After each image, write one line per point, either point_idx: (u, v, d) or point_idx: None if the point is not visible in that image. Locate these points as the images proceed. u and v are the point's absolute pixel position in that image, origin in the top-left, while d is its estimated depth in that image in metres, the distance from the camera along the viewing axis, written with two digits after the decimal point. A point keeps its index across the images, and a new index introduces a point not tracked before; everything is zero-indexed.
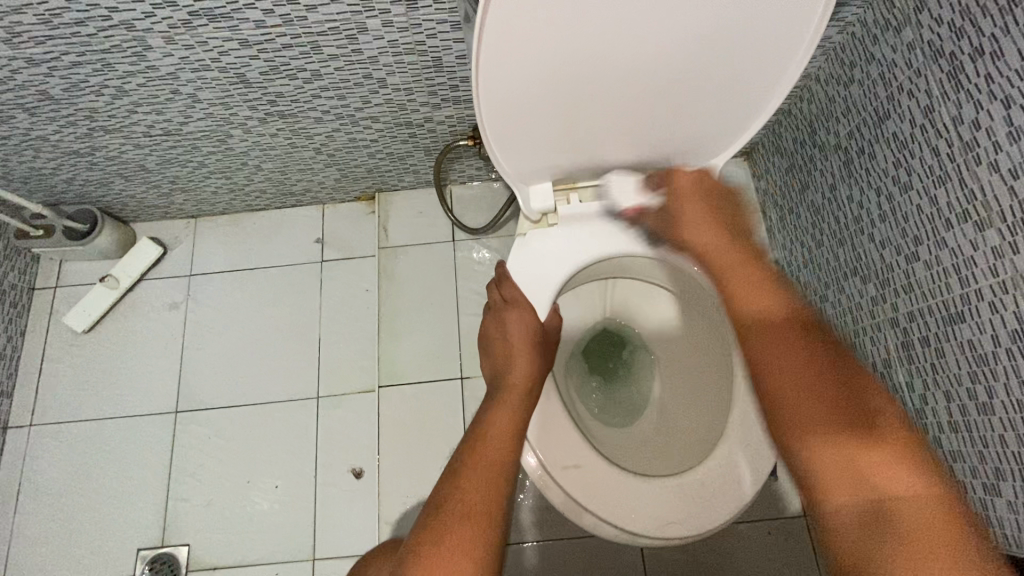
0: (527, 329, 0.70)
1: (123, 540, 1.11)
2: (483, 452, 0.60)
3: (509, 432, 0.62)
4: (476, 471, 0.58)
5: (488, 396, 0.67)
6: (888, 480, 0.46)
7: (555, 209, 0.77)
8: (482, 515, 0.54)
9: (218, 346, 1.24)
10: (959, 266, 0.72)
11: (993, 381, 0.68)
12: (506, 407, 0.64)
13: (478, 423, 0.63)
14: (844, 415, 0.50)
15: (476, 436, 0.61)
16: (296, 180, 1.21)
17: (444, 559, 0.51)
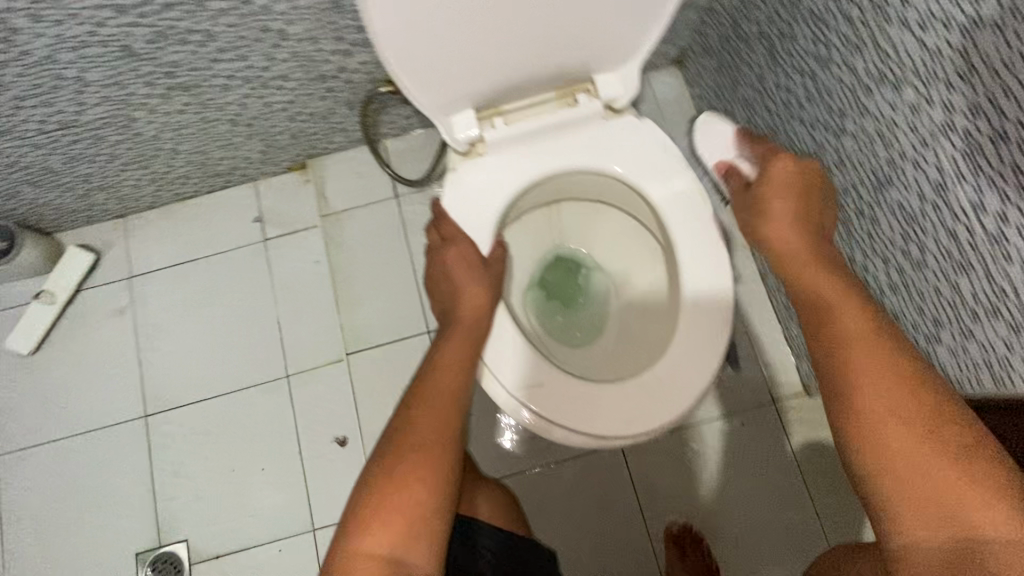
0: (469, 263, 0.70)
1: (120, 548, 1.11)
2: (432, 387, 0.64)
3: (458, 367, 0.66)
4: (426, 407, 0.63)
5: (439, 332, 0.70)
6: (967, 503, 0.50)
7: (481, 136, 0.74)
8: (433, 447, 0.60)
9: (176, 343, 1.21)
10: (883, 131, 0.73)
11: (923, 237, 0.71)
12: (455, 343, 0.67)
13: (428, 361, 0.67)
14: (928, 441, 0.54)
15: (427, 374, 0.66)
16: (219, 158, 1.15)
17: (396, 486, 0.57)
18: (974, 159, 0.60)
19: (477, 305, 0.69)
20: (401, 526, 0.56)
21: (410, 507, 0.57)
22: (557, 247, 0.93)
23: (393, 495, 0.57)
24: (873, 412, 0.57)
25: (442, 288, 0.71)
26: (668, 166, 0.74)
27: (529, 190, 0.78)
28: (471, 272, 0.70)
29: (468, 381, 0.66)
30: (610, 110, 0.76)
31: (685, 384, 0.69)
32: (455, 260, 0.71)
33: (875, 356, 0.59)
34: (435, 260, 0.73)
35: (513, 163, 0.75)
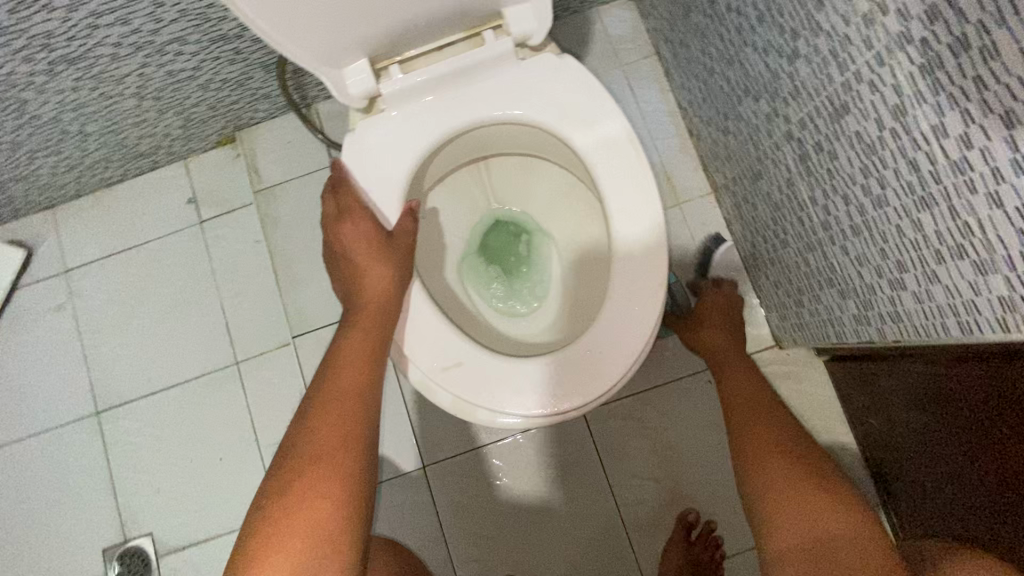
0: (369, 237, 0.65)
1: (86, 546, 1.10)
2: (338, 382, 0.60)
3: (367, 356, 0.61)
4: (334, 405, 0.58)
5: (345, 318, 0.65)
6: (828, 518, 0.64)
7: (379, 90, 0.66)
8: (337, 451, 0.55)
9: (119, 337, 1.16)
10: (836, 50, 0.63)
11: (884, 171, 0.62)
12: (362, 329, 0.62)
13: (334, 355, 0.62)
14: (806, 472, 0.69)
15: (332, 368, 0.61)
16: (136, 137, 1.07)
17: (294, 502, 0.52)
18: (933, 74, 0.51)
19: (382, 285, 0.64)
20: (303, 546, 0.50)
21: (311, 524, 0.51)
22: (495, 209, 0.85)
23: (292, 512, 0.51)
24: (779, 474, 0.70)
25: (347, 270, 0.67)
26: (590, 108, 0.66)
27: (443, 148, 0.70)
28: (374, 247, 0.65)
29: (373, 371, 0.61)
30: (525, 49, 0.67)
31: (619, 352, 0.63)
32: (355, 236, 0.65)
33: (778, 426, 0.77)
34: (336, 236, 0.67)
35: (419, 119, 0.67)
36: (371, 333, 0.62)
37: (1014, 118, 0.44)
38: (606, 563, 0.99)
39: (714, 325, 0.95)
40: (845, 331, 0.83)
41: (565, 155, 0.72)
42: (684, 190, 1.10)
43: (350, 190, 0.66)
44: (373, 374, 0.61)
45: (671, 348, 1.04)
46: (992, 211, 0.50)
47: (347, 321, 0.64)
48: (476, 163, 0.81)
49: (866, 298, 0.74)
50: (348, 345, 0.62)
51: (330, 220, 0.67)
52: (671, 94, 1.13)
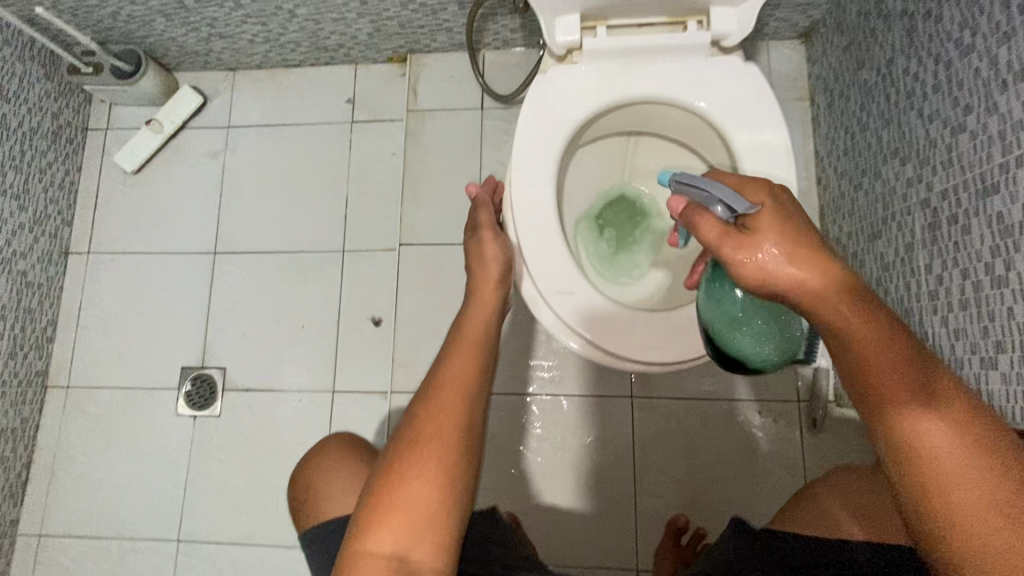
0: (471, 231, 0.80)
1: (170, 359, 1.25)
2: (449, 375, 0.63)
3: (469, 352, 0.65)
4: (445, 397, 0.61)
5: (461, 310, 0.70)
6: (965, 477, 0.43)
7: (580, 44, 0.74)
8: (440, 437, 0.59)
9: (253, 196, 1.30)
10: (1005, 133, 0.67)
11: (1013, 253, 0.66)
12: (472, 326, 0.67)
13: (442, 351, 0.66)
14: (931, 403, 0.44)
15: (439, 365, 0.64)
16: (329, 32, 1.20)
17: (400, 481, 0.57)
18: None
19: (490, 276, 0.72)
20: (404, 521, 0.55)
21: (411, 501, 0.56)
22: (625, 185, 0.93)
23: (396, 487, 0.57)
24: (940, 472, 0.43)
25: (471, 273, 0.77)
26: (758, 115, 0.72)
27: (611, 111, 0.78)
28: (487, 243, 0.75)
29: (476, 368, 0.64)
30: (716, 48, 0.74)
31: None
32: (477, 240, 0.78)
33: (877, 330, 0.46)
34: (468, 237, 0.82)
35: (603, 78, 0.75)
36: (477, 328, 0.67)
37: None
38: (604, 533, 1.05)
39: (762, 220, 0.49)
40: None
41: (715, 150, 0.79)
42: None
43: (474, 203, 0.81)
44: (477, 370, 0.64)
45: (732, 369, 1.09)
46: None
47: (459, 317, 0.70)
48: (628, 136, 0.88)
49: None
50: (459, 342, 0.66)
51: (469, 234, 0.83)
52: (812, 141, 1.16)
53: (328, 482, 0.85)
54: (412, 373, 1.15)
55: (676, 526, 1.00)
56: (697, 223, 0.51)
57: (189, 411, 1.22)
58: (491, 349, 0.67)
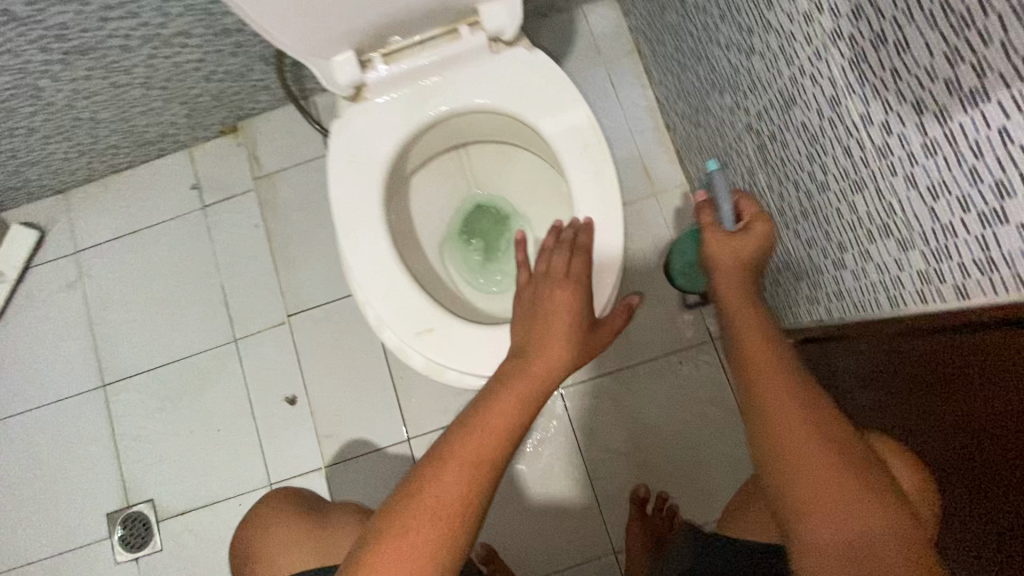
0: (573, 306, 0.62)
1: (92, 509, 1.17)
2: (471, 441, 0.55)
3: (511, 417, 0.57)
4: (451, 465, 0.53)
5: (503, 368, 0.61)
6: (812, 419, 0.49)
7: (364, 80, 0.72)
8: (458, 511, 0.52)
9: (125, 313, 1.23)
10: (784, 46, 0.68)
11: (825, 158, 0.68)
12: (516, 390, 0.58)
13: (486, 396, 0.58)
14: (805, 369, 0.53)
15: (475, 419, 0.56)
16: (145, 125, 1.13)
17: (403, 553, 0.49)
18: (861, 67, 0.56)
19: (565, 358, 0.61)
20: None
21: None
22: (475, 193, 0.91)
23: (400, 560, 0.49)
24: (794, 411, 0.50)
25: (534, 321, 0.62)
26: (557, 99, 0.72)
27: (421, 134, 0.76)
28: (577, 320, 0.62)
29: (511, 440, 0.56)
30: (500, 44, 0.73)
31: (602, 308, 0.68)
32: (573, 303, 0.63)
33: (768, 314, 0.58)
34: (553, 288, 0.63)
35: (398, 106, 0.73)
36: (525, 393, 0.58)
37: (923, 106, 0.50)
38: (576, 528, 1.05)
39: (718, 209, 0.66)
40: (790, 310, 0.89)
41: (534, 140, 0.78)
42: (660, 180, 1.15)
43: (587, 262, 0.65)
44: (513, 440, 0.56)
45: (646, 331, 1.10)
46: (909, 191, 0.56)
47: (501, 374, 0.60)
48: (455, 149, 0.87)
49: (815, 278, 0.79)
50: (496, 400, 0.57)
51: (541, 270, 0.65)
52: (651, 90, 1.18)
53: (263, 553, 0.74)
54: (341, 440, 1.11)
55: (640, 498, 1.01)
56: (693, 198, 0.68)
57: (128, 555, 1.14)
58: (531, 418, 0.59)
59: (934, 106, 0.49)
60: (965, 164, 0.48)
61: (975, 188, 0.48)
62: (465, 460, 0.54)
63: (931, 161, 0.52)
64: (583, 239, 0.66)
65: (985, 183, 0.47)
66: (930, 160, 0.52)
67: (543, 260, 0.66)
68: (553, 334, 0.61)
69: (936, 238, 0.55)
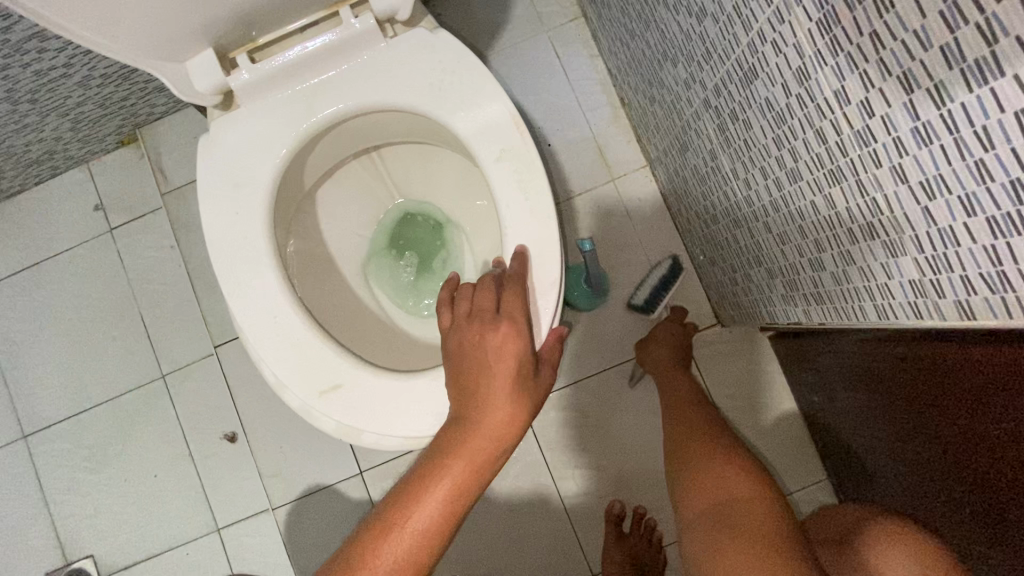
0: (512, 352, 0.50)
1: (28, 570, 1.07)
2: (389, 546, 0.44)
3: (444, 508, 0.46)
4: None
5: (437, 437, 0.49)
6: (704, 464, 0.67)
7: (228, 84, 0.59)
8: None
9: (38, 355, 1.10)
10: (738, 6, 0.55)
11: (794, 141, 0.56)
12: (450, 473, 0.46)
13: (413, 477, 0.47)
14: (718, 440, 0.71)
15: (397, 515, 0.45)
16: (24, 144, 0.98)
17: None
18: (831, 31, 0.44)
19: (508, 426, 0.48)
20: None
21: None
22: (403, 202, 0.78)
23: None
24: (701, 462, 0.68)
25: (465, 375, 0.50)
26: (468, 91, 0.59)
27: (312, 143, 0.63)
28: (512, 372, 0.49)
29: (445, 536, 0.46)
30: (394, 27, 0.60)
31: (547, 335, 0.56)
32: (504, 349, 0.50)
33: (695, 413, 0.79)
34: (488, 335, 0.50)
35: (276, 112, 0.60)
36: (464, 478, 0.47)
37: (914, 81, 0.38)
38: (549, 552, 0.98)
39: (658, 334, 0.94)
40: (764, 306, 0.80)
41: (450, 140, 0.66)
42: (618, 163, 1.02)
43: (518, 295, 0.53)
44: (446, 535, 0.46)
45: (611, 334, 1.00)
46: (897, 186, 0.45)
47: (433, 451, 0.48)
48: (369, 154, 0.74)
49: (790, 278, 0.68)
50: (422, 490, 0.46)
51: (465, 307, 0.53)
52: (601, 59, 1.04)
53: None
54: (287, 479, 1.01)
55: (614, 515, 0.93)
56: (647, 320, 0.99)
57: None
58: (472, 502, 0.48)
59: (929, 81, 0.37)
60: (969, 156, 0.37)
61: (984, 188, 0.37)
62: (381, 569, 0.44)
63: (923, 151, 0.40)
64: (514, 271, 0.55)
65: (996, 181, 0.36)
66: (923, 150, 0.40)
67: (464, 295, 0.54)
68: (486, 395, 0.49)
69: (932, 245, 0.44)
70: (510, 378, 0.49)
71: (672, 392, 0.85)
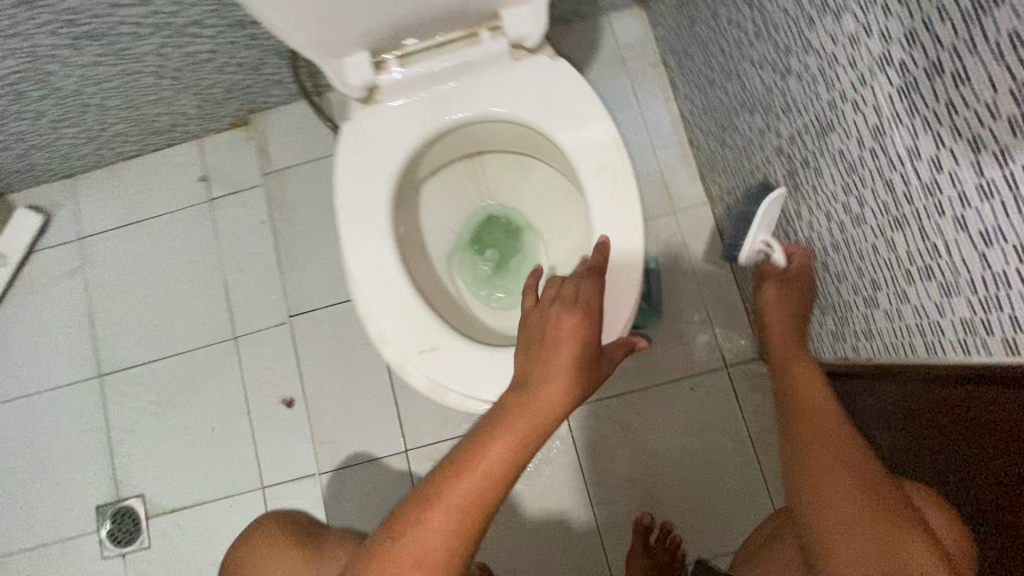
0: (582, 331, 0.57)
1: (82, 501, 1.15)
2: (460, 483, 0.51)
3: (509, 456, 0.52)
4: (437, 510, 0.50)
5: (506, 399, 0.56)
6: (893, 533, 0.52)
7: (378, 82, 0.69)
8: (441, 553, 0.49)
9: (125, 303, 1.20)
10: (824, 68, 0.63)
11: (862, 189, 0.63)
12: (516, 426, 0.53)
13: (483, 428, 0.54)
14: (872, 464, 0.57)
15: (467, 459, 0.52)
16: (154, 114, 1.11)
17: None
18: (910, 97, 0.52)
19: (568, 392, 0.55)
20: None
21: None
22: (489, 204, 0.87)
23: None
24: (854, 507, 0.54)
25: (537, 348, 0.57)
26: (579, 112, 0.68)
27: (435, 140, 0.73)
28: (576, 347, 0.56)
29: (506, 482, 0.52)
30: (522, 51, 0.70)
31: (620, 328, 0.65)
32: (574, 329, 0.57)
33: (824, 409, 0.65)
34: (563, 317, 0.57)
35: (412, 110, 0.70)
36: (526, 432, 0.53)
37: (981, 143, 0.45)
38: (572, 553, 1.02)
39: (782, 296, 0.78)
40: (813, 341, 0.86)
41: (552, 153, 0.75)
42: (681, 197, 1.11)
43: (592, 286, 0.60)
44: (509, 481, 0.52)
45: (657, 353, 1.06)
46: (958, 234, 0.51)
47: (497, 409, 0.55)
48: (471, 158, 0.84)
49: (843, 315, 0.75)
50: (491, 439, 0.53)
51: (548, 294, 0.60)
52: (675, 103, 1.13)
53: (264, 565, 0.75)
54: (335, 448, 1.08)
55: (643, 527, 0.97)
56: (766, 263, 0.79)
57: (115, 549, 1.12)
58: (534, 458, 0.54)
59: (994, 144, 0.44)
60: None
61: None
62: (453, 501, 0.50)
63: (984, 204, 0.47)
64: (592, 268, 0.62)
65: None
66: (984, 203, 0.47)
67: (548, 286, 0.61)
68: (550, 362, 0.55)
69: (985, 287, 0.50)
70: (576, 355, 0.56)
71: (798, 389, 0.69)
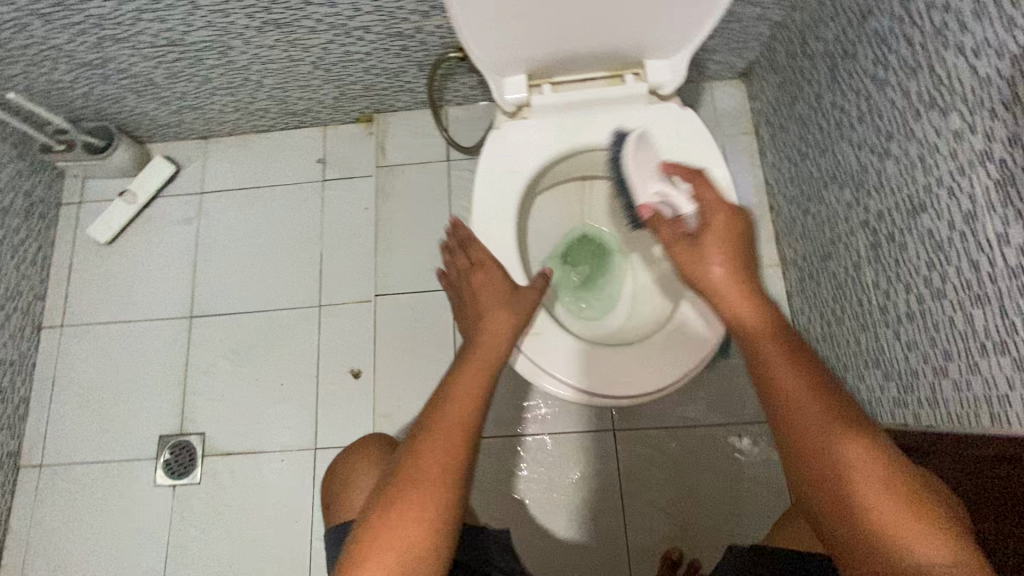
0: (498, 283, 0.72)
1: (147, 428, 1.23)
2: (446, 414, 0.59)
3: (478, 382, 0.62)
4: (431, 437, 0.58)
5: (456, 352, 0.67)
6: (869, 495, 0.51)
7: (529, 100, 0.80)
8: (441, 471, 0.56)
9: (227, 256, 1.32)
10: (925, 156, 0.72)
11: (946, 266, 0.70)
12: (477, 359, 0.64)
13: (449, 373, 0.64)
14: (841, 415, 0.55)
15: (440, 397, 0.61)
16: (297, 98, 1.26)
17: (401, 519, 0.53)
18: (1006, 189, 0.59)
19: (505, 327, 0.68)
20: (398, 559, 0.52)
21: (410, 534, 0.53)
22: (587, 225, 0.96)
23: (398, 523, 0.53)
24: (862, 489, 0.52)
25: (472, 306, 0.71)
26: (699, 156, 0.78)
27: (564, 159, 0.83)
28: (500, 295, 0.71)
29: (485, 403, 0.61)
30: (655, 96, 0.81)
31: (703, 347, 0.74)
32: (486, 284, 0.72)
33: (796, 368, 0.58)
34: (483, 276, 0.73)
35: (552, 128, 0.80)
36: (484, 361, 0.64)
37: None
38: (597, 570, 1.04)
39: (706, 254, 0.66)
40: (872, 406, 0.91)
41: None
42: None
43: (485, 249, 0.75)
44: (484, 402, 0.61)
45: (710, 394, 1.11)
46: None
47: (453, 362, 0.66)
48: (582, 182, 0.94)
49: (909, 381, 0.81)
50: (457, 377, 0.63)
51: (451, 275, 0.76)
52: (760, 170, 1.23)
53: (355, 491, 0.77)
54: (390, 422, 1.15)
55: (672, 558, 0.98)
56: (658, 228, 0.70)
57: (167, 479, 1.19)
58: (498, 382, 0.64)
59: None
60: None
61: None
62: (442, 425, 0.58)
63: None
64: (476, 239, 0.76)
65: None
66: None
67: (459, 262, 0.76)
68: (483, 312, 0.70)
69: None
70: (505, 300, 0.70)
71: (761, 364, 0.60)
